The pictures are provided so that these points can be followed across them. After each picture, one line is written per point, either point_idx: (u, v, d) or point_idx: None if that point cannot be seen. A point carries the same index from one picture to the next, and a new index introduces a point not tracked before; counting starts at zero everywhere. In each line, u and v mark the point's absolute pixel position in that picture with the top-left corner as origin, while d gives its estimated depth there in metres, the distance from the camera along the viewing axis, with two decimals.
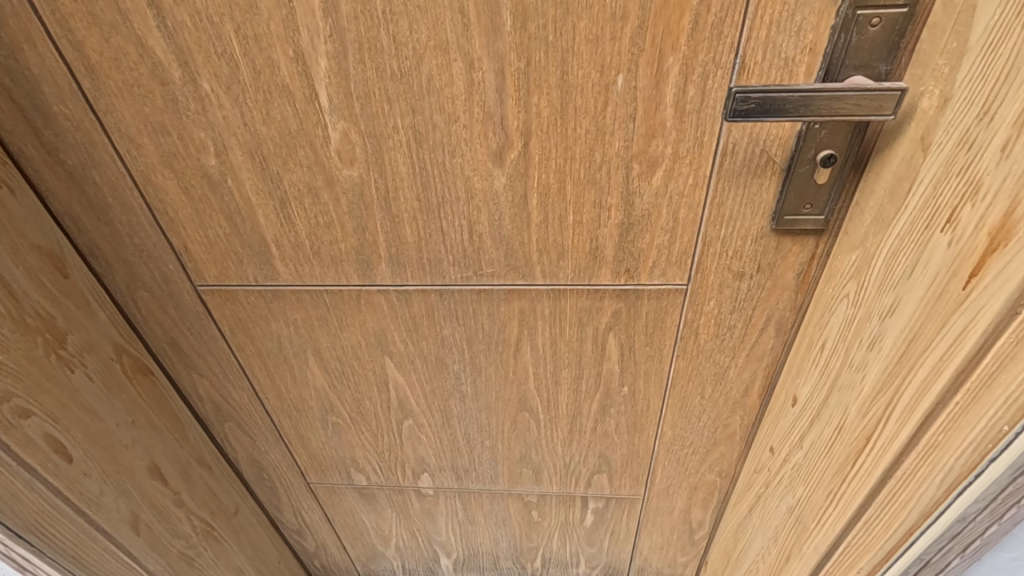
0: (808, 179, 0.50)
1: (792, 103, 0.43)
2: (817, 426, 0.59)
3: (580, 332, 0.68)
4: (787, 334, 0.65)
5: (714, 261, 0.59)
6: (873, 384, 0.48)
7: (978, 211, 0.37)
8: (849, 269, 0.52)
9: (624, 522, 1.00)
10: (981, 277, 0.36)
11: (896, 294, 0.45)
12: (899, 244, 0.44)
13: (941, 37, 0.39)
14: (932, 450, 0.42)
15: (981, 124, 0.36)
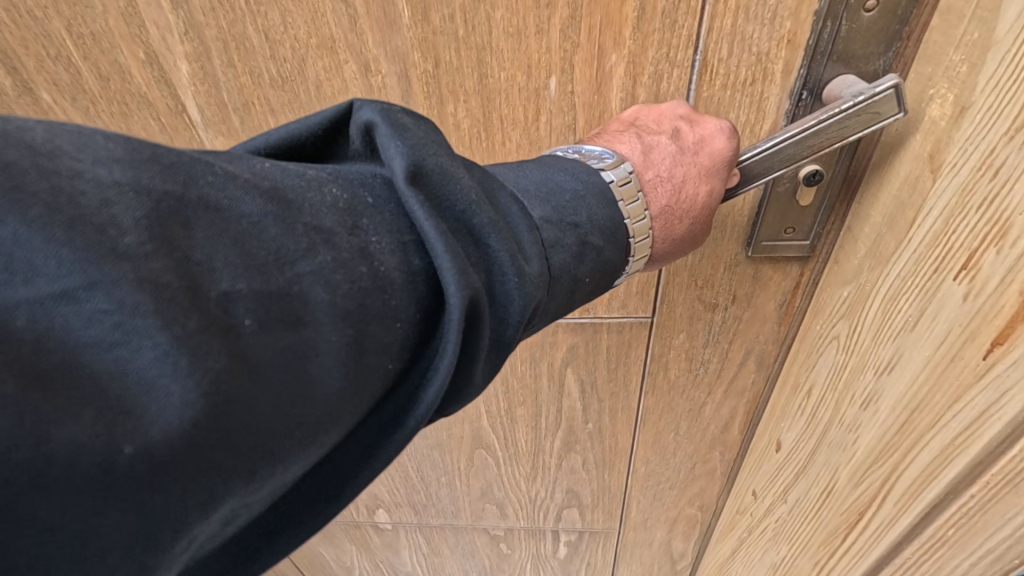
0: (788, 198, 0.42)
1: (762, 164, 0.37)
2: (802, 483, 0.50)
3: (533, 368, 0.60)
4: (770, 369, 0.57)
5: (681, 291, 0.51)
6: (868, 451, 0.40)
7: (1005, 259, 0.28)
8: (840, 306, 0.43)
9: (601, 554, 0.92)
10: (1008, 348, 0.28)
11: (896, 348, 0.36)
12: (898, 286, 0.36)
13: (957, 27, 0.30)
14: (940, 546, 0.34)
15: (1014, 143, 0.27)
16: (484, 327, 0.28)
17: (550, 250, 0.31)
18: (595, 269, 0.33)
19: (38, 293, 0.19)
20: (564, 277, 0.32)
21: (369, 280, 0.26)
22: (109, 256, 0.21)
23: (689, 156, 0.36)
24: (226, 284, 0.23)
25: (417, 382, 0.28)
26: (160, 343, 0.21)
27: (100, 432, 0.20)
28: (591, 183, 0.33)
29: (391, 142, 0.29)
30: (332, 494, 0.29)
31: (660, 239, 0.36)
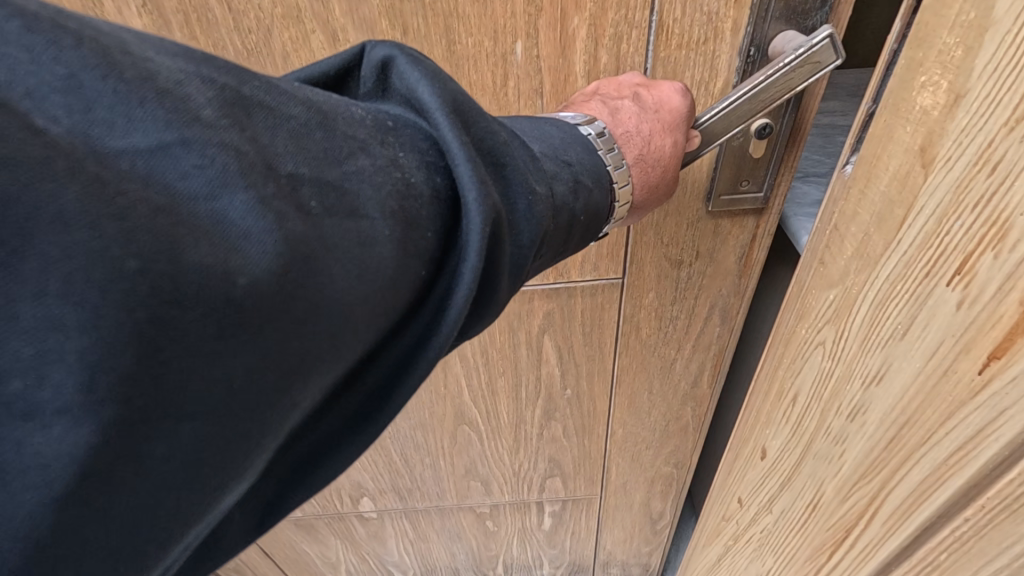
0: (742, 151, 0.45)
1: (720, 127, 0.40)
2: (788, 496, 0.45)
3: (512, 338, 0.61)
4: (733, 321, 0.61)
5: (649, 251, 0.53)
6: (850, 470, 0.37)
7: (1002, 266, 0.24)
8: (825, 312, 0.37)
9: (584, 522, 0.95)
10: (1008, 365, 0.25)
11: (875, 360, 0.33)
12: (878, 291, 0.32)
13: (952, 6, 0.26)
14: (931, 570, 0.33)
15: (1016, 132, 0.23)
16: (503, 244, 0.29)
17: (552, 181, 0.33)
18: (587, 208, 0.34)
19: (136, 146, 0.20)
20: (564, 211, 0.33)
21: (403, 186, 0.27)
22: (192, 120, 0.21)
23: (650, 115, 0.38)
24: (292, 165, 0.24)
25: (443, 299, 0.28)
26: (249, 199, 0.22)
27: (219, 260, 0.20)
28: (570, 135, 0.35)
29: (411, 70, 0.30)
30: (372, 416, 0.29)
31: (640, 194, 0.39)
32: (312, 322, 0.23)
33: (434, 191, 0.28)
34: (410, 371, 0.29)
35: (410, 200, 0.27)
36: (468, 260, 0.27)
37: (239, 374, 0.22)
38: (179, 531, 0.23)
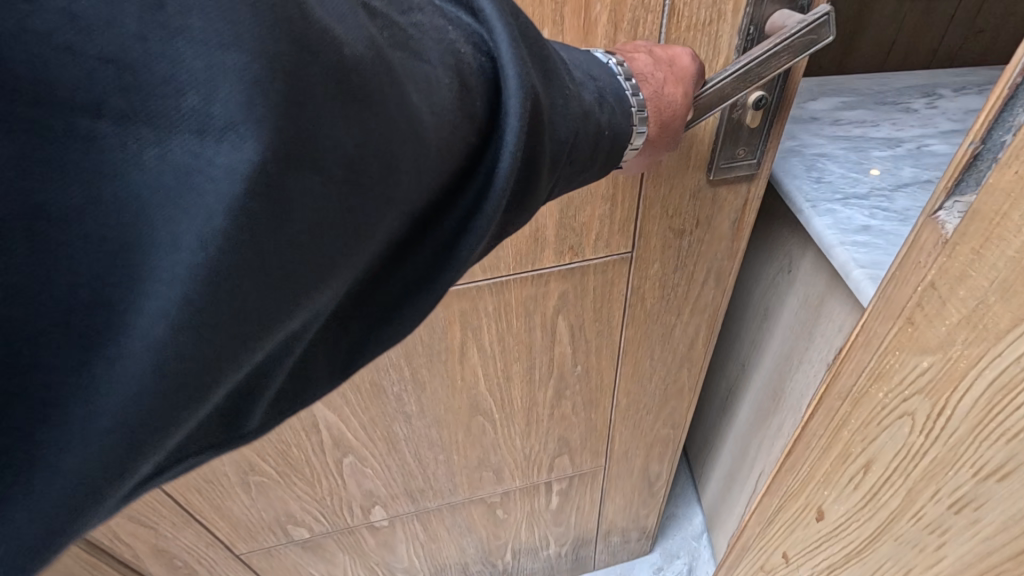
0: (741, 123, 0.49)
1: (731, 86, 0.43)
2: (866, 556, 0.44)
3: (528, 322, 0.63)
4: (725, 282, 0.66)
5: (656, 224, 0.57)
6: (961, 558, 0.35)
7: None
8: (917, 382, 0.34)
9: (588, 495, 0.99)
10: None
11: (1001, 458, 0.30)
12: (1010, 387, 0.28)
13: None
14: None
15: None
16: (542, 127, 0.31)
17: (581, 87, 0.36)
18: (611, 122, 0.37)
19: None
20: (590, 119, 0.36)
21: (451, 53, 0.29)
22: None
23: (664, 66, 0.40)
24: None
25: (489, 171, 0.30)
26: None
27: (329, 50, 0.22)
28: (595, 62, 0.39)
29: None
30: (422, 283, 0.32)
31: (652, 130, 0.41)
32: (386, 164, 0.25)
33: (479, 66, 0.30)
34: (464, 238, 0.31)
35: (461, 73, 0.29)
36: (511, 130, 0.29)
37: (322, 205, 0.23)
38: (269, 341, 0.25)
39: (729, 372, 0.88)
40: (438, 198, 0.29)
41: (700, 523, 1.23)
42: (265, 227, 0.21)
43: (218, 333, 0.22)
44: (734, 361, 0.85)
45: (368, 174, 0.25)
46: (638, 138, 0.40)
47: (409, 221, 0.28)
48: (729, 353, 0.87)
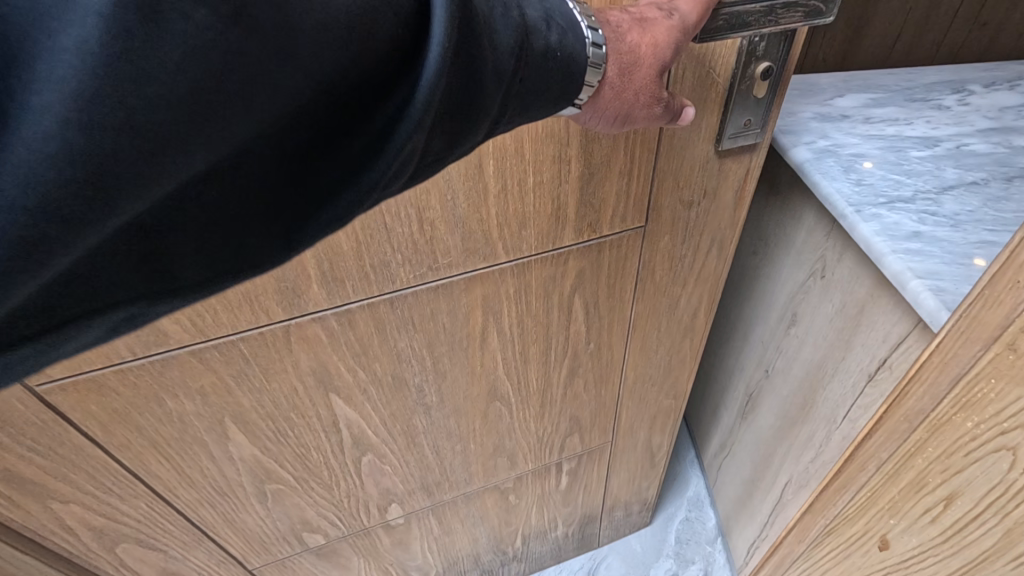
0: (748, 94, 0.52)
1: (753, 17, 0.45)
2: None
3: (546, 302, 0.63)
4: (727, 251, 0.69)
5: (668, 196, 0.59)
6: None
7: None
8: (1000, 414, 0.37)
9: (595, 472, 1.01)
10: None
11: None
12: None
13: None
14: None
15: None
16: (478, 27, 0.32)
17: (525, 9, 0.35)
18: (562, 43, 0.36)
19: None
20: (541, 39, 0.35)
21: None
22: None
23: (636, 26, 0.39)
24: None
25: (417, 65, 0.30)
26: None
27: None
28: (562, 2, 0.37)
29: None
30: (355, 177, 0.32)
31: (607, 80, 0.39)
32: (292, 30, 0.26)
33: None
34: (395, 132, 0.31)
35: None
36: (437, 20, 0.30)
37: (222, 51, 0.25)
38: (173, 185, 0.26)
39: (754, 379, 0.91)
40: (366, 83, 0.30)
41: (713, 528, 1.23)
42: (153, 51, 0.23)
43: (107, 140, 0.23)
44: (760, 369, 0.88)
45: (262, 25, 0.26)
46: (594, 78, 0.38)
47: (330, 104, 0.29)
48: (755, 363, 0.89)
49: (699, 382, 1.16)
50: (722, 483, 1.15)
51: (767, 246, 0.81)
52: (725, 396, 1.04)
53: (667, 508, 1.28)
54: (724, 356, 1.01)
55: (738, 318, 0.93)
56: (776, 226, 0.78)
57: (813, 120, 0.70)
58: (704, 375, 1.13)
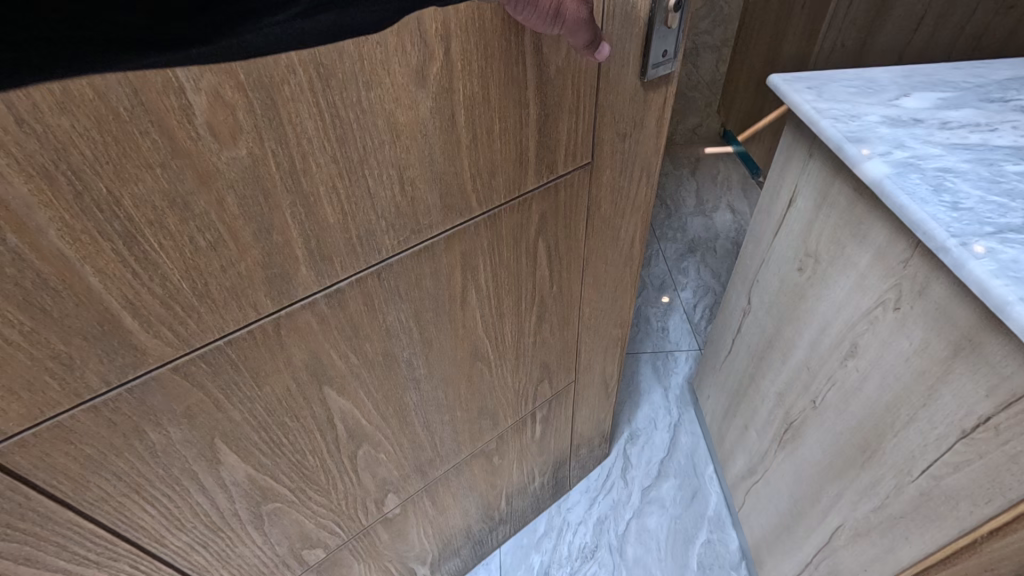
0: (664, 26, 0.58)
1: None
2: None
3: (516, 250, 0.66)
4: (653, 177, 0.77)
5: (607, 130, 0.64)
6: None
7: None
8: None
9: (563, 414, 1.07)
10: None
11: None
12: None
13: None
14: None
15: None
16: None
17: None
18: None
19: None
20: None
21: None
22: None
23: None
24: None
25: None
26: None
27: None
28: None
29: None
30: None
31: None
32: None
33: None
34: None
35: None
36: None
37: None
38: None
39: (800, 407, 0.92)
40: None
41: (736, 550, 1.21)
42: None
43: None
44: (809, 399, 0.89)
45: None
46: None
47: None
48: (803, 391, 0.91)
49: (732, 397, 1.21)
50: (748, 509, 1.16)
51: (821, 265, 0.85)
52: (764, 420, 1.06)
53: (687, 529, 1.26)
54: (767, 377, 1.04)
55: (785, 340, 0.96)
56: (834, 247, 0.82)
57: (886, 128, 0.76)
58: (741, 392, 1.16)
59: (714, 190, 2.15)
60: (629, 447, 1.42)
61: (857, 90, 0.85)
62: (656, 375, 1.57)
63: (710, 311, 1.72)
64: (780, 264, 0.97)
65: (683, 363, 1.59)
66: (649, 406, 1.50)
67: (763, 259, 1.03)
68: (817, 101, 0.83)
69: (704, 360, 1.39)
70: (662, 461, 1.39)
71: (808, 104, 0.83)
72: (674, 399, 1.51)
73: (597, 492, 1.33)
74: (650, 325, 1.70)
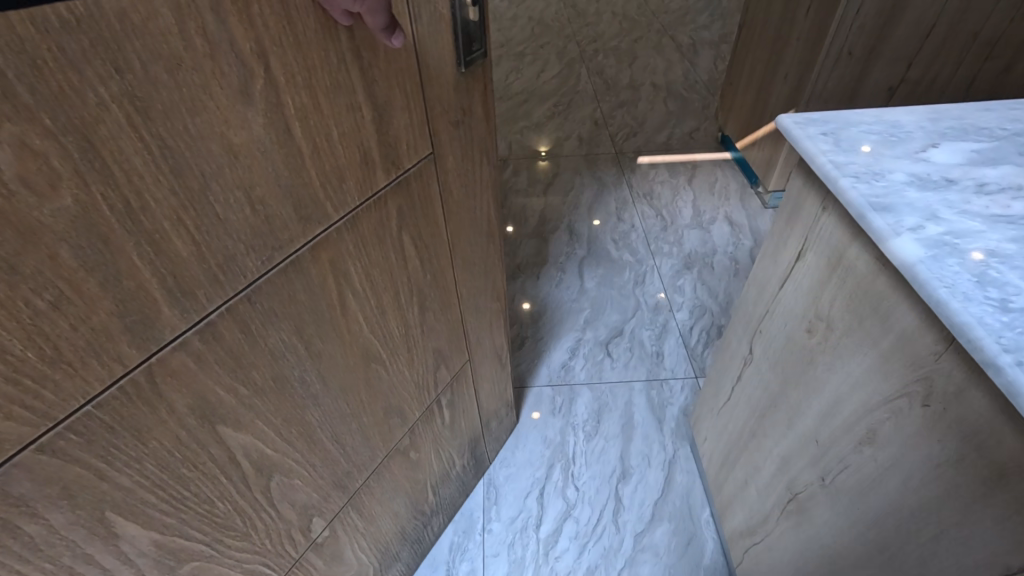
0: (467, 18, 0.65)
1: None
2: None
3: (382, 247, 0.68)
4: (491, 155, 0.84)
5: (440, 121, 0.69)
6: None
7: None
8: None
9: (466, 393, 1.12)
10: None
11: None
12: None
13: None
14: None
15: None
16: None
17: None
18: None
19: None
20: None
21: None
22: None
23: None
24: None
25: None
26: None
27: None
28: None
29: None
30: None
31: None
32: None
33: None
34: None
35: None
36: None
37: None
38: None
39: (804, 479, 0.80)
40: None
41: None
42: None
43: None
44: (814, 475, 0.77)
45: None
46: None
47: None
48: (807, 462, 0.79)
49: (730, 447, 1.08)
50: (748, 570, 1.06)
51: (835, 335, 0.70)
52: (763, 481, 0.94)
53: None
54: (766, 437, 0.91)
55: (788, 404, 0.83)
56: (850, 318, 0.67)
57: (915, 190, 0.62)
58: (737, 443, 1.05)
59: (710, 202, 2.05)
60: (621, 486, 1.34)
61: (879, 133, 0.71)
62: (649, 405, 1.48)
63: (706, 333, 1.63)
64: (786, 321, 0.82)
65: (679, 392, 1.50)
66: (643, 441, 1.41)
67: (765, 308, 0.88)
68: (835, 151, 0.68)
69: (702, 400, 1.24)
70: (657, 502, 1.30)
71: (823, 156, 0.68)
72: (670, 433, 1.42)
73: (586, 539, 1.26)
74: (645, 350, 1.61)
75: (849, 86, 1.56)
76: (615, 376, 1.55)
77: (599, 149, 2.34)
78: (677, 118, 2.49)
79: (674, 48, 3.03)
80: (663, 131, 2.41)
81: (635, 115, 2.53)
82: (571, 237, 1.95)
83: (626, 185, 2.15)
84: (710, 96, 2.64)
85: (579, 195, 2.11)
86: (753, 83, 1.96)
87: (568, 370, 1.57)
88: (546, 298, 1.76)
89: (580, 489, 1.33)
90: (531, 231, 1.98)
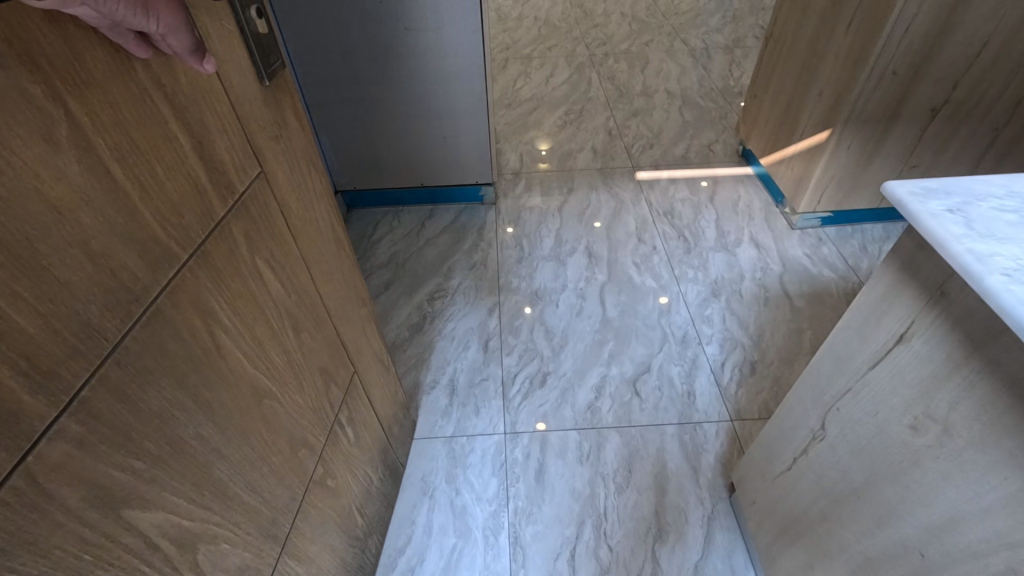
0: (258, 33, 0.65)
1: None
2: None
3: (240, 277, 0.66)
4: (318, 164, 0.85)
5: (259, 137, 0.68)
6: None
7: None
8: None
9: (363, 405, 1.11)
10: None
11: None
12: None
13: None
14: None
15: None
16: None
17: None
18: None
19: None
20: None
21: None
22: None
23: None
24: None
25: None
26: None
27: None
28: None
29: None
30: None
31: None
32: None
33: None
34: None
35: None
36: None
37: None
38: None
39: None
40: None
41: None
42: None
43: None
44: None
45: None
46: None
47: None
48: (907, 567, 0.75)
49: (792, 521, 1.04)
50: None
51: (956, 443, 0.66)
52: (836, 563, 0.92)
53: None
54: (845, 523, 0.88)
55: (882, 494, 0.79)
56: (979, 431, 0.63)
57: None
58: (801, 517, 1.01)
59: (733, 221, 2.14)
60: (659, 546, 1.29)
61: (1015, 212, 0.63)
62: (683, 452, 1.46)
63: (739, 369, 1.64)
64: (879, 409, 0.78)
65: (712, 438, 1.48)
66: (677, 491, 1.38)
67: (848, 387, 0.84)
68: (969, 235, 0.60)
69: (752, 461, 1.20)
70: (699, 564, 1.25)
71: (958, 242, 0.60)
72: (706, 484, 1.39)
73: None
74: (675, 389, 1.61)
75: (891, 104, 1.65)
76: (644, 419, 1.53)
77: (615, 163, 2.45)
78: (693, 131, 2.62)
79: (686, 55, 3.19)
80: (679, 145, 2.54)
81: (652, 126, 2.66)
82: (590, 261, 1.99)
83: (647, 202, 2.24)
84: (722, 105, 2.78)
85: (593, 212, 2.20)
86: (782, 98, 2.05)
87: (594, 412, 1.55)
88: (566, 327, 1.78)
89: (613, 549, 1.28)
90: (547, 253, 2.02)
